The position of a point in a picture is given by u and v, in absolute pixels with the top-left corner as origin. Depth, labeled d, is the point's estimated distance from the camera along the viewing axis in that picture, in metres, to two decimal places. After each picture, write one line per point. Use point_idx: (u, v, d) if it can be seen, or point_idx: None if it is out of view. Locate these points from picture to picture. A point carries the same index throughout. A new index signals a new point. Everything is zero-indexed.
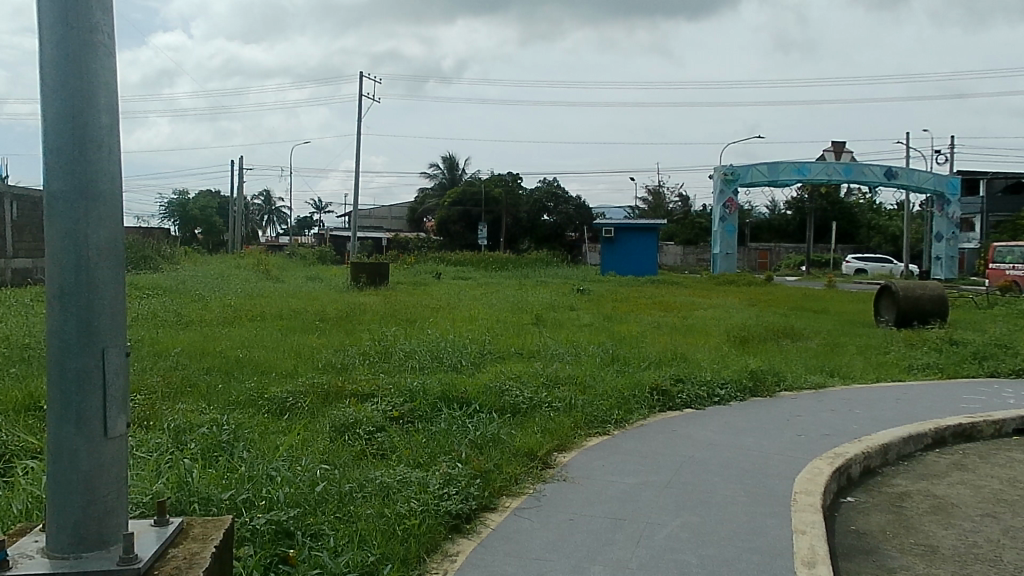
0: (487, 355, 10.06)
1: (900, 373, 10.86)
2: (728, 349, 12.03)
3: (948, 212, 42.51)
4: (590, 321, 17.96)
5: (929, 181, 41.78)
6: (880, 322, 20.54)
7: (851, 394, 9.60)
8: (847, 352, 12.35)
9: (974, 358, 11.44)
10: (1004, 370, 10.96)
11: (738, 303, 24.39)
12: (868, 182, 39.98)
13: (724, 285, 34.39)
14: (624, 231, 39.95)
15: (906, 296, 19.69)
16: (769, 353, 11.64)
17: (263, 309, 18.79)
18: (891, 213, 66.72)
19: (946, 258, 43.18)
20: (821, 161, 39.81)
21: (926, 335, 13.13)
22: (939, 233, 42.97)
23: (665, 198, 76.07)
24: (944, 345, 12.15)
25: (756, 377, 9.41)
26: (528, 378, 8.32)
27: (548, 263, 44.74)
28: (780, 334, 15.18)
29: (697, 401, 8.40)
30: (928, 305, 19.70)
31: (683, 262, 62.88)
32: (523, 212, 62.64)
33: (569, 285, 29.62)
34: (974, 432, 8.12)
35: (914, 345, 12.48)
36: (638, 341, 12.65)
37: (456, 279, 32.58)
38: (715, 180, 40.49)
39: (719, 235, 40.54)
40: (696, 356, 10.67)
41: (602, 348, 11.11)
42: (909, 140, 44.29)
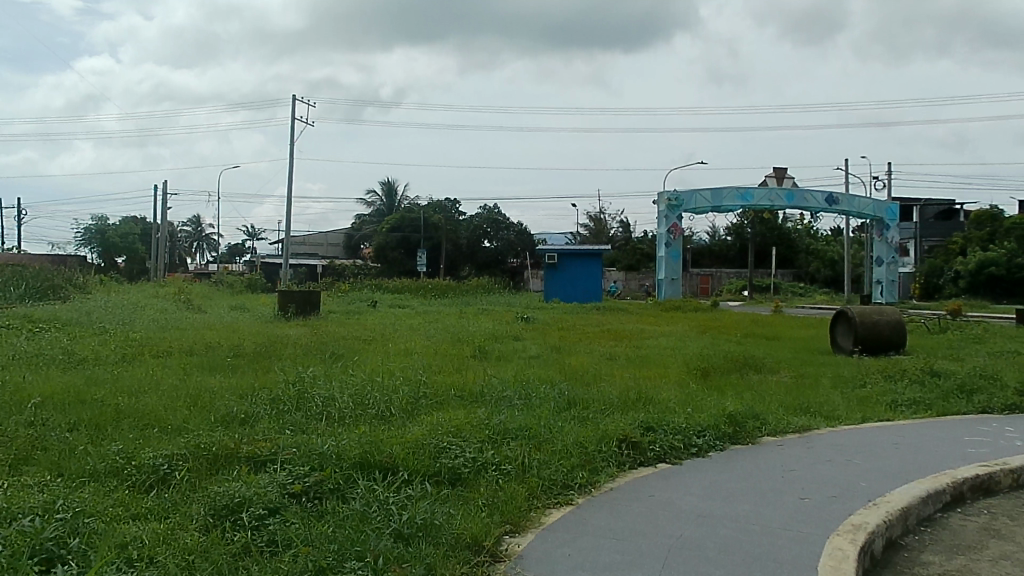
0: (422, 399, 8.53)
1: (885, 411, 9.71)
2: (695, 386, 10.75)
3: (888, 237, 42.76)
4: (537, 353, 16.56)
5: (869, 207, 41.95)
6: (835, 349, 19.70)
7: (842, 438, 8.33)
8: (822, 385, 11.22)
9: (962, 392, 10.39)
10: (996, 406, 9.92)
11: (688, 331, 23.35)
12: (810, 208, 39.89)
13: (669, 311, 33.55)
14: (568, 257, 38.91)
15: (863, 322, 18.92)
16: (740, 389, 10.42)
17: (174, 343, 16.88)
18: (827, 239, 67.65)
19: (886, 283, 43.40)
20: (764, 187, 39.61)
21: (903, 368, 12.09)
22: (880, 258, 43.15)
23: (607, 224, 75.70)
24: (927, 377, 11.10)
25: (735, 421, 8.09)
26: (470, 431, 6.83)
27: (490, 289, 43.49)
28: (744, 367, 14.01)
29: (671, 453, 7.04)
30: (886, 330, 18.92)
31: (625, 287, 62.38)
32: (463, 239, 61.25)
33: (511, 313, 28.27)
34: (991, 485, 6.92)
35: (892, 377, 11.43)
36: (593, 378, 11.30)
37: (392, 307, 30.93)
38: (659, 205, 39.82)
39: (664, 261, 39.85)
40: (664, 396, 9.34)
41: (557, 387, 9.70)
42: (848, 166, 44.54)
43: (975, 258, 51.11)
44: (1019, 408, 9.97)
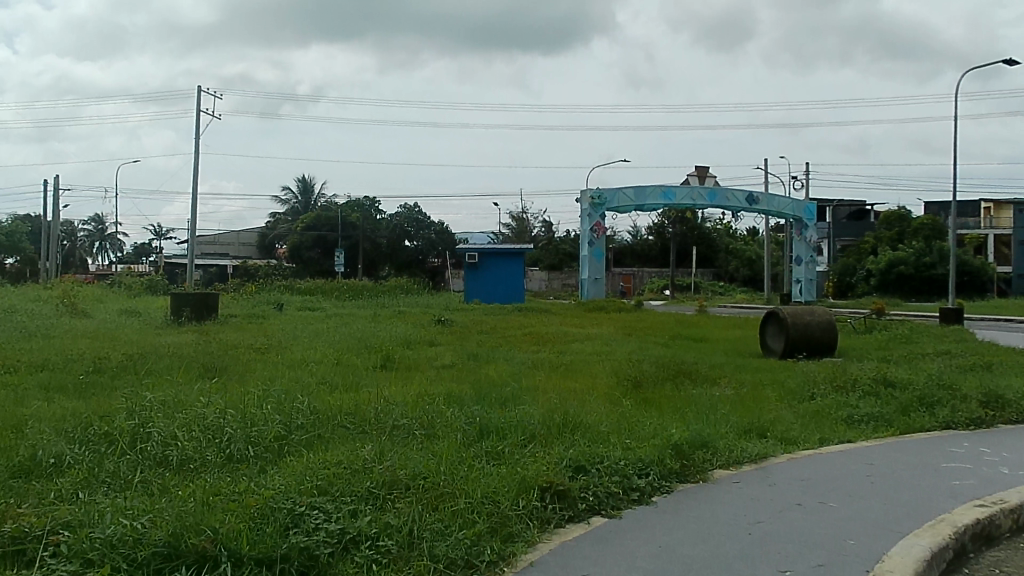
0: (298, 434, 6.80)
1: (843, 430, 8.40)
2: (630, 405, 9.33)
3: (807, 236, 42.86)
4: (451, 361, 14.89)
5: (788, 207, 41.83)
6: (766, 351, 18.69)
7: (805, 467, 6.99)
8: (768, 400, 9.92)
9: (922, 403, 9.20)
10: (961, 421, 8.73)
11: (615, 333, 22.07)
12: (731, 207, 39.41)
13: (593, 311, 32.41)
14: (489, 257, 37.39)
15: (794, 323, 17.94)
16: (678, 408, 9.06)
17: (30, 356, 14.51)
18: (745, 238, 68.28)
19: (805, 281, 43.51)
20: (686, 186, 39.03)
21: (851, 375, 10.92)
22: (799, 257, 43.26)
23: (529, 223, 74.58)
24: (879, 387, 9.90)
25: (681, 452, 6.64)
26: (344, 485, 5.14)
27: (408, 290, 41.58)
28: (678, 376, 12.66)
29: (608, 503, 5.56)
30: (817, 331, 18.00)
31: (548, 287, 61.37)
32: (382, 238, 58.95)
33: (428, 315, 26.56)
34: (992, 530, 5.70)
35: (843, 386, 10.21)
36: (514, 398, 9.74)
37: (301, 310, 28.73)
38: (581, 203, 38.54)
39: (587, 260, 38.79)
40: (596, 420, 7.87)
41: (468, 409, 8.12)
42: (767, 165, 44.44)
43: (886, 257, 52.06)
44: (986, 422, 8.84)
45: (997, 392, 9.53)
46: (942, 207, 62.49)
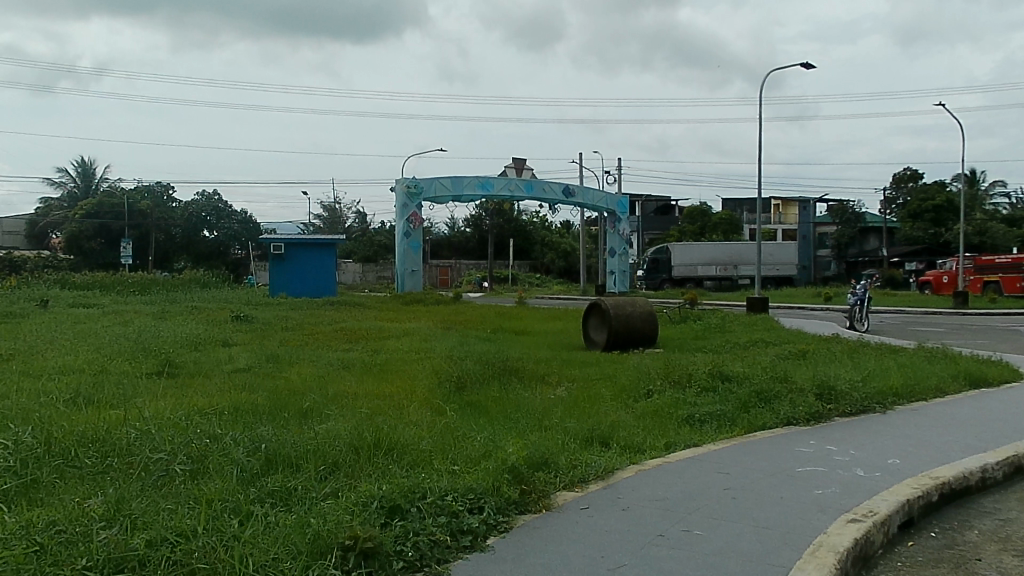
0: (2, 482, 4.91)
1: (688, 433, 7.65)
2: (456, 418, 8.09)
3: (620, 229, 43.94)
4: (247, 364, 12.93)
5: (603, 199, 42.59)
6: (588, 344, 18.25)
7: (657, 482, 6.05)
8: (604, 401, 9.09)
9: (760, 398, 8.72)
10: (800, 417, 8.31)
11: (434, 328, 20.90)
12: (548, 199, 39.41)
13: (411, 304, 31.07)
14: (297, 247, 34.78)
15: (617, 314, 17.58)
16: (508, 420, 7.97)
17: None
18: (560, 230, 69.70)
19: (618, 273, 44.70)
20: (504, 177, 38.54)
21: (686, 369, 10.40)
22: (613, 249, 44.31)
23: (342, 213, 71.67)
24: (716, 381, 9.37)
25: (520, 476, 5.45)
26: (45, 568, 3.47)
27: (206, 283, 38.01)
28: (506, 376, 11.64)
29: (434, 556, 4.25)
30: (639, 322, 17.74)
31: (363, 280, 59.16)
32: (178, 228, 53.94)
33: (225, 311, 23.91)
34: (868, 551, 5.02)
35: (679, 381, 9.62)
36: (319, 411, 8.20)
37: (72, 307, 25.00)
38: (397, 192, 36.93)
39: (404, 252, 37.22)
40: (415, 439, 6.54)
41: (255, 430, 6.49)
42: (581, 159, 45.02)
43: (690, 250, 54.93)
44: (823, 417, 8.50)
45: (828, 382, 9.29)
46: (737, 204, 67.08)
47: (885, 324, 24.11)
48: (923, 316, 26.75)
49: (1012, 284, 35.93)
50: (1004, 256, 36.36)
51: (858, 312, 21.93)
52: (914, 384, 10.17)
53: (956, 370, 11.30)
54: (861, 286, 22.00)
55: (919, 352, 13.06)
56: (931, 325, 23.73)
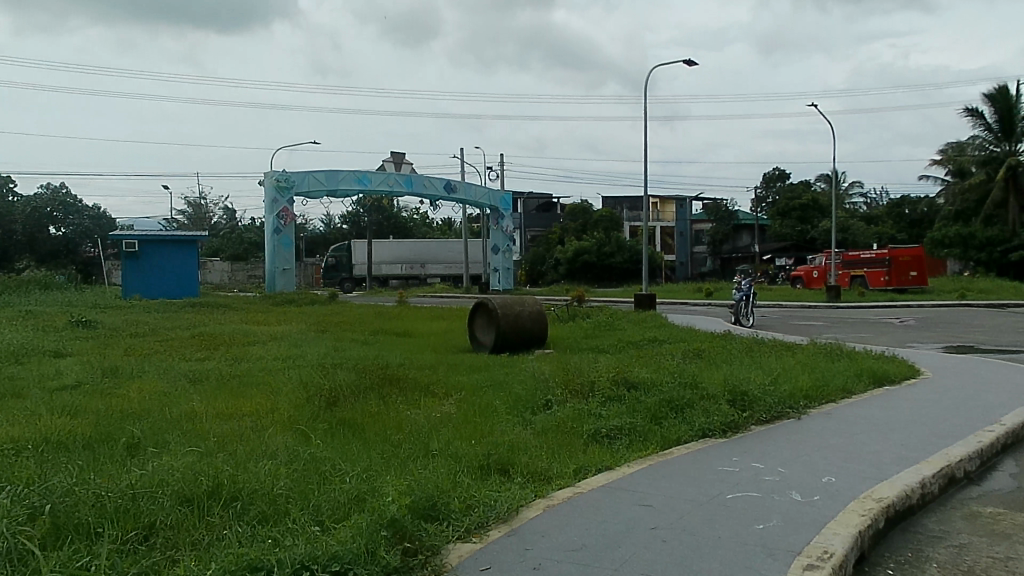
0: None
1: (597, 453, 6.65)
2: (325, 446, 6.80)
3: (502, 225, 43.16)
4: (76, 380, 11.02)
5: (485, 196, 41.67)
6: (475, 346, 17.14)
7: (571, 522, 4.97)
8: (497, 416, 8.02)
9: (671, 408, 7.84)
10: (717, 428, 7.48)
11: (304, 331, 19.25)
12: (429, 195, 38.07)
13: (282, 305, 29.06)
14: (152, 243, 31.83)
15: (505, 314, 16.56)
16: (389, 446, 6.76)
17: None
18: (441, 227, 68.44)
19: (502, 270, 43.93)
20: (381, 172, 36.89)
21: (587, 373, 9.49)
22: (496, 246, 43.45)
23: (209, 209, 67.54)
24: (622, 389, 8.46)
25: (402, 532, 4.22)
26: None
27: (49, 285, 34.32)
28: (386, 387, 10.35)
29: None
30: (528, 322, 16.80)
31: (232, 279, 55.84)
32: (18, 224, 48.65)
33: (64, 316, 21.27)
34: None
35: (580, 388, 8.68)
36: (153, 443, 6.69)
37: None
38: (265, 186, 34.57)
39: (275, 249, 34.89)
40: (269, 479, 5.21)
41: (51, 478, 4.97)
42: (461, 153, 43.90)
43: (572, 247, 55.03)
44: (739, 426, 7.71)
45: (740, 386, 8.55)
46: (617, 201, 67.88)
47: (767, 319, 24.30)
48: (801, 310, 27.24)
49: (877, 278, 37.29)
50: (870, 251, 37.94)
51: (743, 308, 21.89)
52: (824, 384, 9.64)
53: (859, 368, 10.92)
54: (746, 282, 21.99)
55: (817, 350, 12.71)
56: (810, 319, 24.10)
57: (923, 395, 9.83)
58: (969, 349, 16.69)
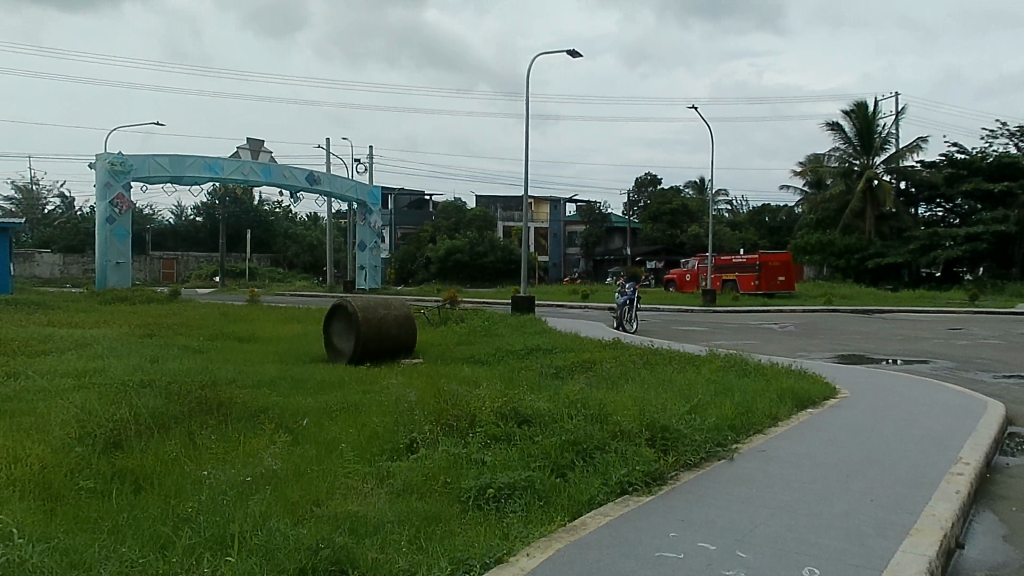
0: None
1: (479, 533, 4.57)
2: (63, 535, 4.42)
3: (371, 221, 40.31)
4: None
5: (352, 189, 38.77)
6: (330, 355, 14.72)
7: None
8: (344, 467, 5.84)
9: (576, 453, 5.89)
10: (639, 481, 5.59)
11: (120, 335, 16.10)
12: (289, 186, 34.78)
13: (112, 303, 25.34)
14: None
15: (366, 319, 14.26)
16: (163, 530, 4.45)
17: None
18: (305, 222, 64.56)
19: (369, 268, 41.12)
20: (234, 159, 33.34)
21: (464, 399, 7.44)
22: (363, 242, 40.59)
23: (41, 196, 60.80)
24: (511, 425, 6.44)
25: None
26: None
27: None
28: (198, 420, 7.84)
29: None
30: (393, 328, 14.56)
31: (65, 273, 50.08)
32: None
33: None
34: None
35: (456, 421, 6.62)
36: None
37: None
38: (96, 169, 30.40)
39: (106, 241, 30.69)
40: None
41: None
42: (328, 144, 40.93)
43: (444, 245, 52.82)
44: (665, 477, 5.86)
45: (657, 418, 6.71)
46: (491, 200, 66.33)
47: (651, 324, 23.11)
48: (678, 314, 26.30)
49: (747, 282, 37.39)
50: (741, 255, 37.99)
51: (627, 313, 20.54)
52: (749, 410, 7.97)
53: (779, 387, 9.38)
54: (629, 285, 20.65)
55: (724, 363, 11.23)
56: (691, 323, 23.09)
57: (856, 418, 8.35)
58: (862, 358, 15.85)
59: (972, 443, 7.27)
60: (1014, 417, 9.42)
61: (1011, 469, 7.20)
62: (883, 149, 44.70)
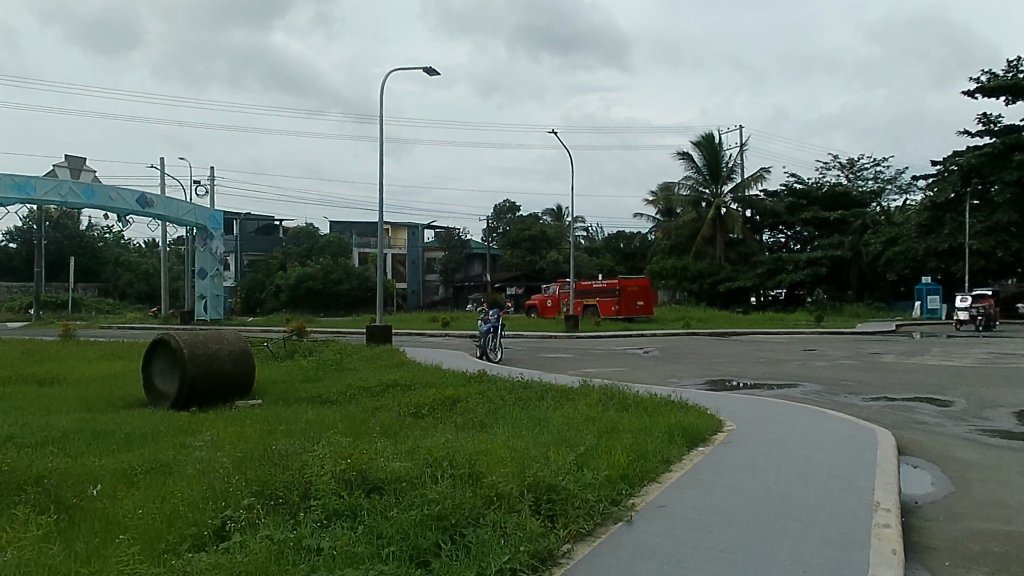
0: None
1: None
2: None
3: (212, 247, 37.23)
4: None
5: (190, 213, 35.66)
6: (150, 398, 12.59)
7: None
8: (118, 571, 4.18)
9: (442, 532, 4.53)
10: (523, 565, 4.34)
11: None
12: (116, 210, 31.42)
13: None
14: None
15: (194, 357, 12.27)
16: None
17: None
18: (140, 248, 59.55)
19: (210, 298, 37.97)
20: (50, 178, 29.69)
21: (301, 458, 5.92)
22: (203, 269, 37.39)
23: None
24: (359, 495, 4.98)
25: None
26: None
27: None
28: None
29: None
30: (227, 366, 12.63)
31: None
32: None
33: None
34: None
35: (286, 493, 5.10)
36: None
37: None
38: None
39: None
40: None
41: None
42: (164, 165, 37.66)
43: (295, 273, 50.05)
44: (556, 555, 4.63)
45: (539, 474, 5.49)
46: (346, 226, 63.94)
47: (515, 352, 22.11)
48: (542, 341, 25.49)
49: (607, 307, 37.41)
50: (600, 281, 37.98)
51: (491, 341, 19.41)
52: (640, 455, 6.89)
53: (664, 423, 8.40)
54: (493, 313, 19.52)
55: (603, 396, 10.21)
56: (556, 351, 22.31)
57: (750, 457, 7.48)
58: (731, 383, 15.42)
59: (881, 482, 6.52)
60: (903, 445, 8.93)
61: (923, 509, 6.50)
62: (729, 178, 46.47)
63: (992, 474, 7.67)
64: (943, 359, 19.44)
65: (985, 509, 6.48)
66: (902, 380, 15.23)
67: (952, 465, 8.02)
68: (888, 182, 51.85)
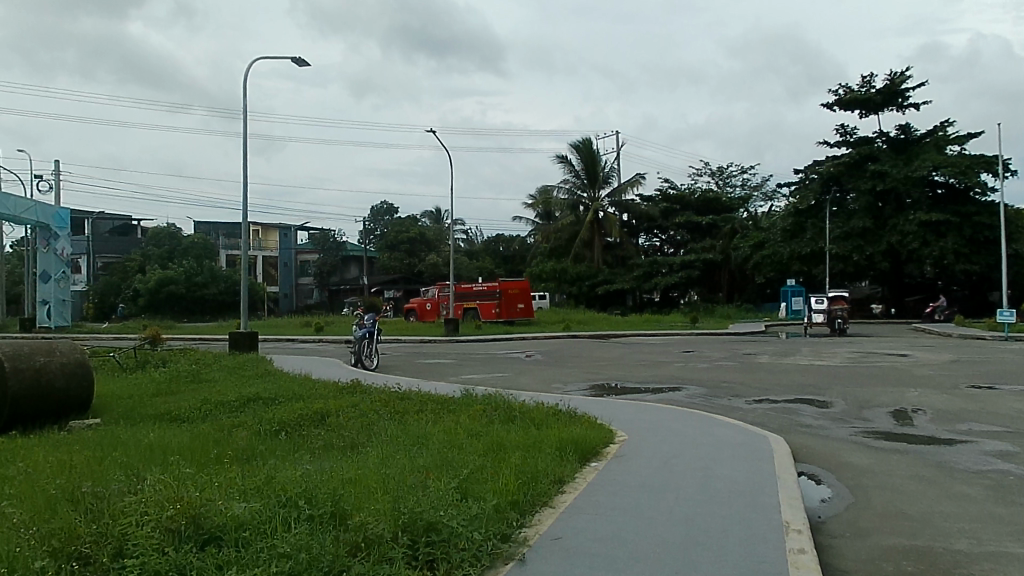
0: None
1: None
2: None
3: (57, 248, 33.91)
4: None
5: (30, 210, 32.30)
6: None
7: None
8: None
9: None
10: None
11: None
12: None
13: None
14: None
15: (16, 372, 10.61)
16: None
17: None
18: None
19: (55, 303, 34.60)
20: None
21: (120, 501, 4.76)
22: (46, 272, 34.01)
23: None
24: (191, 550, 3.94)
25: None
26: None
27: None
28: None
29: None
30: (60, 382, 11.04)
31: None
32: None
33: None
34: None
35: (94, 550, 3.97)
36: None
37: None
38: None
39: None
40: None
41: None
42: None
43: (154, 276, 46.66)
44: None
45: (418, 511, 4.62)
46: (211, 226, 60.44)
47: (392, 358, 21.06)
48: (420, 347, 24.51)
49: (488, 309, 36.82)
50: (480, 283, 37.34)
51: (366, 348, 18.25)
52: (530, 477, 6.14)
53: (553, 437, 7.71)
54: (368, 317, 18.36)
55: (487, 407, 9.44)
56: (435, 356, 21.42)
57: (647, 473, 6.90)
58: (617, 388, 15.01)
59: (786, 499, 6.08)
60: (794, 452, 8.65)
61: (828, 525, 6.10)
62: (607, 183, 47.01)
63: (885, 480, 7.45)
64: (814, 359, 19.95)
65: (889, 522, 6.15)
66: (779, 381, 15.32)
67: (846, 473, 7.75)
68: (755, 189, 54.07)
